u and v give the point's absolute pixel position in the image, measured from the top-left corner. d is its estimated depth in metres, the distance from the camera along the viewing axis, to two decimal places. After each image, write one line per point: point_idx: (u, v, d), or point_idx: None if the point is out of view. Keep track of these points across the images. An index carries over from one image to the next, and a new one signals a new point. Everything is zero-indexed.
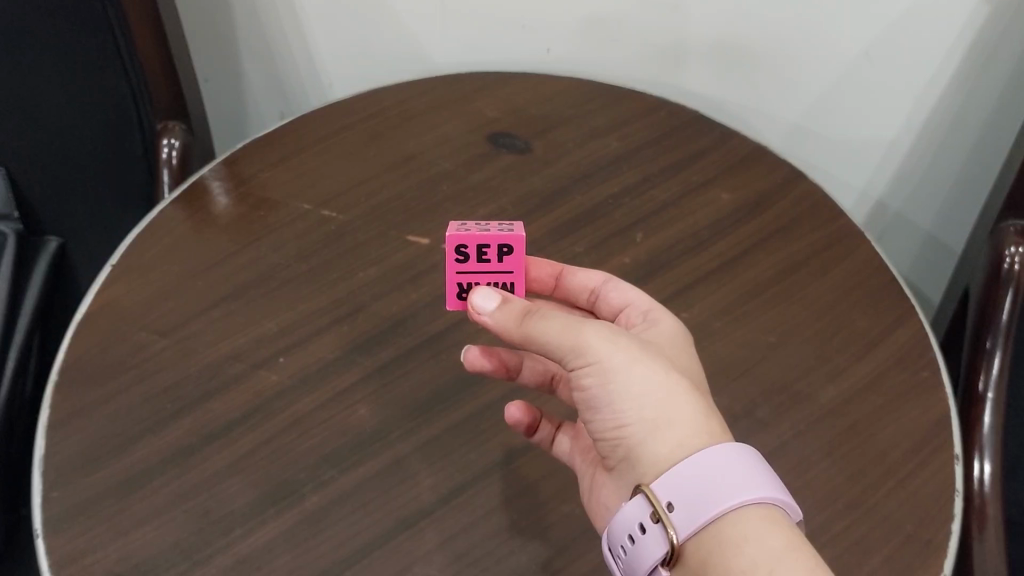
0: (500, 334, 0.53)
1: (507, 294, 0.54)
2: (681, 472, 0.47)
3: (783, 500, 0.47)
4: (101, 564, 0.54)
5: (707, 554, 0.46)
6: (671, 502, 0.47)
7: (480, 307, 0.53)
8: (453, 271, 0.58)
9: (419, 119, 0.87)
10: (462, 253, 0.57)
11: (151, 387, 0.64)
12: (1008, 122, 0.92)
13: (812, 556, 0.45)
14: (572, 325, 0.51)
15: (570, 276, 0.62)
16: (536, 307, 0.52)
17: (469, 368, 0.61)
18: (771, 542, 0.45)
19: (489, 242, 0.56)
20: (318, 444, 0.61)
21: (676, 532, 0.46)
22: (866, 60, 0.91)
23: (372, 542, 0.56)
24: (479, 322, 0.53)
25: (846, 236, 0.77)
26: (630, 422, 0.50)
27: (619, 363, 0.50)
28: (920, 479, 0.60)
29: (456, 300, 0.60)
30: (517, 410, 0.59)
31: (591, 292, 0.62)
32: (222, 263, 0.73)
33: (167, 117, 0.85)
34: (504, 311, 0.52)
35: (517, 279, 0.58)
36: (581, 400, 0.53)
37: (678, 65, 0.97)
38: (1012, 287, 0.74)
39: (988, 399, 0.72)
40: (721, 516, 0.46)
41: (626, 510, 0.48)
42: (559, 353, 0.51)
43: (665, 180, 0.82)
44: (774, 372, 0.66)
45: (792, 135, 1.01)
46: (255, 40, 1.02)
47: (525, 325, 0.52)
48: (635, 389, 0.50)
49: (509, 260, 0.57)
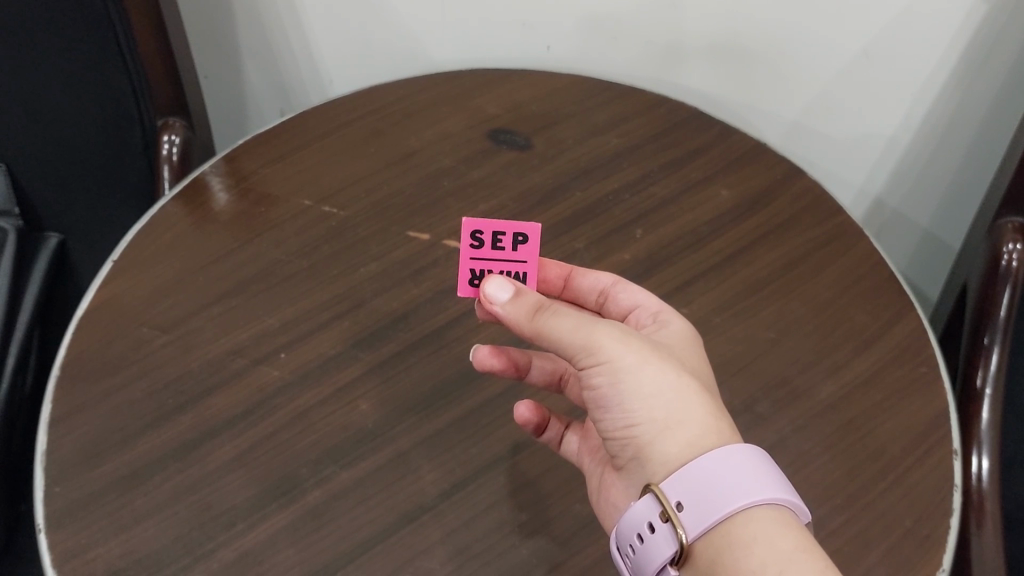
0: (511, 326, 0.53)
1: (520, 285, 0.54)
2: (690, 472, 0.47)
3: (792, 501, 0.47)
4: (104, 558, 0.54)
5: (716, 554, 0.46)
6: (680, 501, 0.47)
7: (493, 297, 0.53)
8: (467, 257, 0.59)
9: (420, 115, 0.88)
10: (477, 239, 0.58)
11: (152, 383, 0.64)
12: (1005, 120, 0.93)
13: (821, 557, 0.45)
14: (584, 325, 0.51)
15: (579, 277, 0.63)
16: (549, 303, 0.53)
17: (479, 366, 0.61)
18: (780, 542, 0.45)
19: (506, 230, 0.58)
20: (320, 439, 0.62)
21: (685, 532, 0.46)
22: (865, 59, 0.92)
23: (373, 537, 0.56)
24: (489, 312, 0.54)
25: (845, 232, 0.78)
26: (640, 422, 0.50)
27: (630, 363, 0.50)
28: (919, 474, 0.60)
29: (468, 288, 0.59)
30: (527, 409, 0.60)
31: (600, 294, 0.62)
32: (223, 259, 0.73)
33: (167, 114, 0.86)
34: (518, 304, 0.52)
35: (530, 269, 0.59)
36: (591, 399, 0.53)
37: (678, 63, 0.97)
38: (1009, 283, 0.74)
39: (986, 395, 0.72)
40: (730, 517, 0.46)
41: (635, 509, 0.49)
42: (569, 351, 0.51)
43: (665, 176, 0.82)
44: (774, 367, 0.67)
45: (792, 132, 1.01)
46: (255, 38, 1.02)
47: (538, 320, 0.52)
48: (646, 390, 0.50)
49: (525, 250, 0.58)
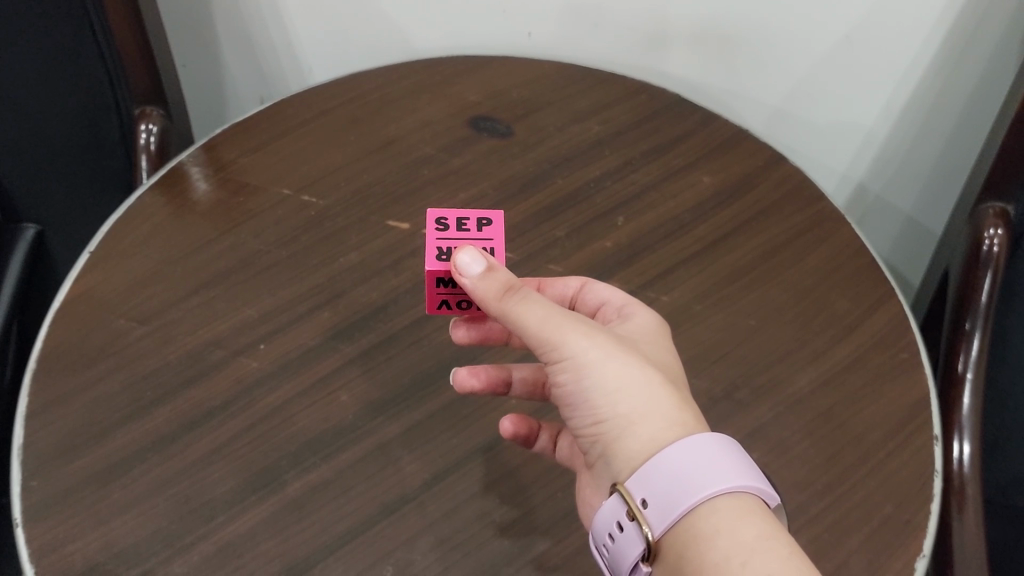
0: (478, 302, 0.52)
1: (494, 259, 0.53)
2: (652, 468, 0.47)
3: (754, 487, 0.46)
4: (81, 553, 0.54)
5: (682, 549, 0.46)
6: (645, 499, 0.47)
7: (465, 268, 0.52)
8: (433, 236, 0.57)
9: (399, 103, 0.87)
10: (443, 225, 0.58)
11: (130, 375, 0.63)
12: (984, 109, 0.93)
13: (786, 543, 0.45)
14: (551, 317, 0.51)
15: (547, 288, 0.62)
16: (519, 285, 0.52)
17: (457, 388, 0.61)
18: (743, 533, 0.45)
19: (469, 216, 0.59)
20: (300, 431, 0.61)
21: (650, 528, 0.46)
22: (846, 44, 0.91)
23: (355, 528, 0.56)
24: (460, 283, 0.53)
25: (826, 219, 0.77)
26: (605, 419, 0.51)
27: (594, 359, 0.51)
28: (899, 459, 0.60)
29: (435, 263, 0.55)
30: (510, 424, 0.59)
31: (568, 302, 0.62)
32: (202, 249, 0.73)
33: (143, 103, 0.85)
34: (490, 280, 0.51)
35: (497, 244, 0.57)
36: (561, 394, 0.53)
37: (660, 49, 0.96)
38: (990, 268, 0.74)
39: (967, 380, 0.72)
40: (692, 511, 0.45)
41: (603, 510, 0.49)
42: (537, 343, 0.52)
43: (646, 164, 0.82)
44: (755, 355, 0.67)
45: (775, 116, 1.01)
46: (233, 27, 1.01)
47: (506, 302, 0.51)
48: (610, 385, 0.50)
49: (490, 230, 0.58)
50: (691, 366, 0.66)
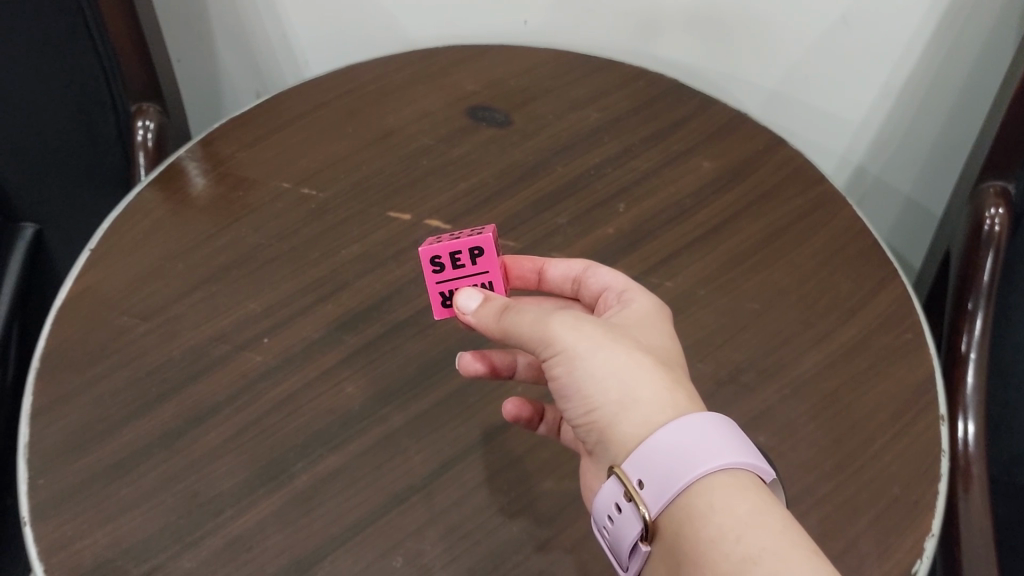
0: (484, 331, 0.56)
1: (495, 295, 0.57)
2: (647, 450, 0.47)
3: (747, 463, 0.46)
4: (91, 549, 0.54)
5: (679, 527, 0.46)
6: (641, 479, 0.47)
7: (464, 307, 0.56)
8: (433, 282, 0.60)
9: (396, 94, 0.87)
10: (437, 264, 0.59)
11: (134, 371, 0.63)
12: (984, 87, 0.93)
13: (778, 516, 0.45)
14: (542, 318, 0.53)
15: (550, 270, 0.63)
16: (515, 304, 0.55)
17: (462, 371, 0.60)
18: (736, 507, 0.45)
19: (460, 247, 0.59)
20: (307, 422, 0.61)
21: (647, 509, 0.46)
22: (842, 26, 0.91)
23: (365, 518, 0.56)
24: (466, 323, 0.57)
25: (828, 200, 0.77)
26: (597, 408, 0.51)
27: (585, 351, 0.51)
28: (907, 439, 0.60)
29: (443, 308, 0.62)
30: (514, 406, 0.59)
31: (573, 282, 0.62)
32: (203, 245, 0.73)
33: (140, 100, 0.85)
34: (485, 309, 0.55)
35: (495, 278, 0.60)
36: (557, 390, 0.54)
37: (655, 34, 0.96)
38: (992, 248, 0.74)
39: (971, 359, 0.73)
40: (687, 489, 0.45)
41: (602, 492, 0.49)
42: (532, 345, 0.53)
43: (646, 149, 0.82)
44: (759, 338, 0.67)
45: (772, 100, 1.01)
46: (229, 23, 1.01)
47: (503, 320, 0.54)
48: (601, 375, 0.50)
49: (484, 261, 0.60)
50: (696, 350, 0.66)
